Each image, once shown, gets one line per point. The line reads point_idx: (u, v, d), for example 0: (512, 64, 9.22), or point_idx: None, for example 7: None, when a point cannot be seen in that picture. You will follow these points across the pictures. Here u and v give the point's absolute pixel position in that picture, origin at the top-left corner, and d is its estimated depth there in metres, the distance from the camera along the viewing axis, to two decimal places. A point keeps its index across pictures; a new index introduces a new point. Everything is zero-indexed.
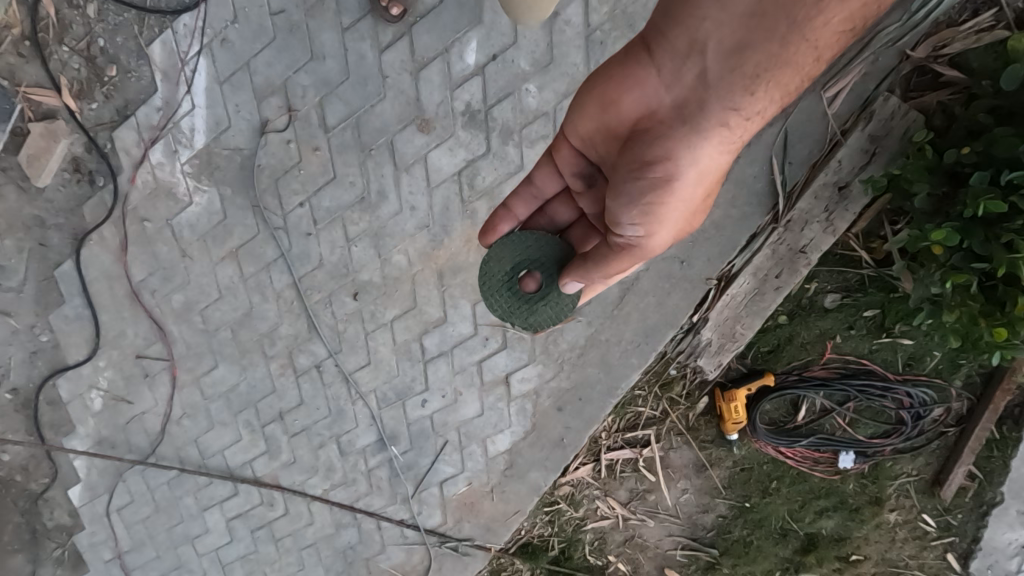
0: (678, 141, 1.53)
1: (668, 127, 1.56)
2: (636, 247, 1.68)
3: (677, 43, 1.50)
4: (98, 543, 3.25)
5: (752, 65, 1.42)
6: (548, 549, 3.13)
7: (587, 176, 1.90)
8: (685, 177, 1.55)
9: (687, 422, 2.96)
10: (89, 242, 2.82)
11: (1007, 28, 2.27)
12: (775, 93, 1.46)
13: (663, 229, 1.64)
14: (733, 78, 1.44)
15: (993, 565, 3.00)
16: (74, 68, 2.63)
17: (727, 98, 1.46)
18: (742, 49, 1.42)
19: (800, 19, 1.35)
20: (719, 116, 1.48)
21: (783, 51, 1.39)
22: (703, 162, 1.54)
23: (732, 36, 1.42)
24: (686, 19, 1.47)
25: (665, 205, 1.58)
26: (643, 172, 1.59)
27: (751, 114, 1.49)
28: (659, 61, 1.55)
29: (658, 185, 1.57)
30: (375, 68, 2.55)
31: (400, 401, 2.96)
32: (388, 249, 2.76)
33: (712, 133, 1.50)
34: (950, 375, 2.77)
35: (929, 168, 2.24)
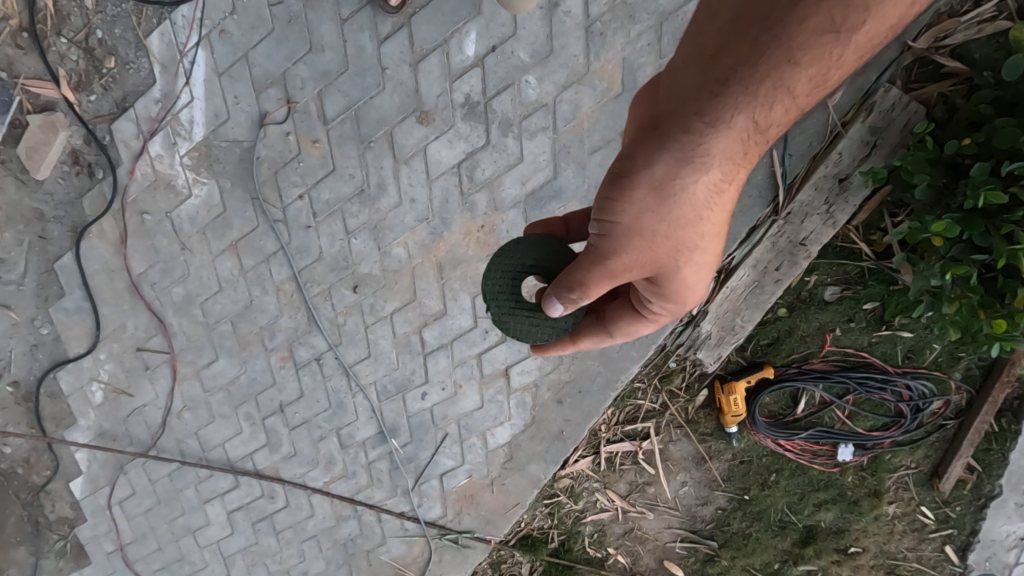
0: (643, 145, 1.42)
1: (641, 135, 1.46)
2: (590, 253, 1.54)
3: (667, 62, 1.45)
4: (99, 535, 3.26)
5: (723, 68, 1.27)
6: (548, 541, 3.14)
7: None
8: (642, 182, 1.41)
9: (686, 415, 2.96)
10: (89, 235, 2.82)
11: (1009, 18, 2.26)
12: (745, 98, 1.27)
13: (617, 237, 1.49)
14: (702, 86, 1.31)
15: (991, 558, 3.01)
16: (73, 60, 2.63)
17: (692, 101, 1.33)
18: (715, 56, 1.29)
19: (773, 18, 1.20)
20: (685, 123, 1.34)
21: (753, 51, 1.23)
22: (661, 168, 1.39)
23: (707, 44, 1.31)
24: (674, 45, 1.45)
25: (619, 207, 1.45)
26: (607, 175, 1.49)
27: (718, 122, 1.31)
28: (653, 84, 1.51)
29: (616, 189, 1.45)
30: (374, 59, 2.54)
31: (400, 394, 2.97)
32: (388, 242, 2.76)
33: (672, 137, 1.37)
34: (949, 368, 2.77)
35: (930, 160, 2.23)
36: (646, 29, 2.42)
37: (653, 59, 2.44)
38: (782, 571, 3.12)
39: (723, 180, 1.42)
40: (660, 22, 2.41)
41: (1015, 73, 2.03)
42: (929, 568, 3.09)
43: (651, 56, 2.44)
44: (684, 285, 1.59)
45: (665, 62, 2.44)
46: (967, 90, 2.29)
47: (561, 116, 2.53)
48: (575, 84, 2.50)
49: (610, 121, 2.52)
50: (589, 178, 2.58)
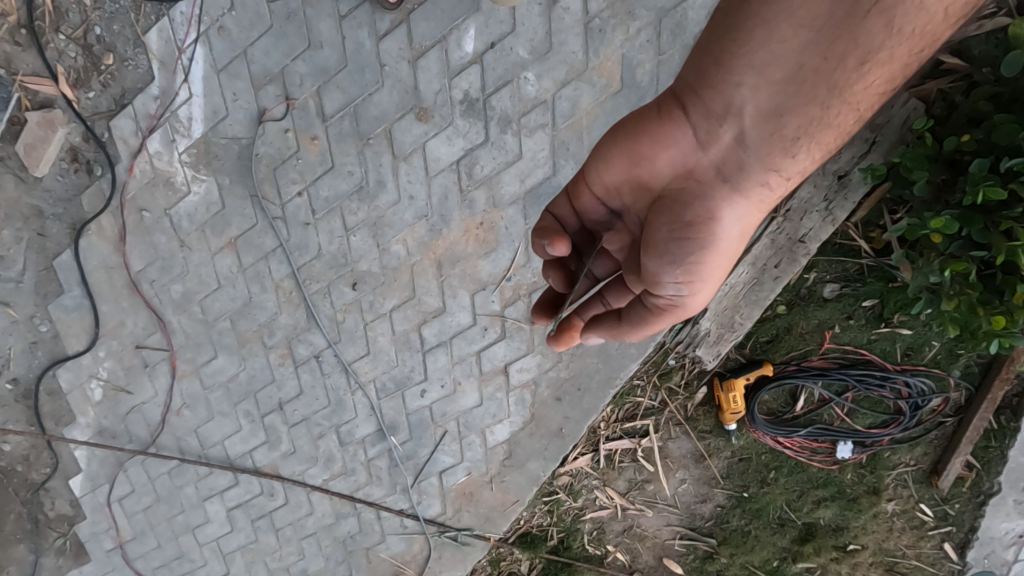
0: (719, 202, 1.48)
1: (708, 187, 1.48)
2: (678, 306, 1.63)
3: (714, 104, 1.40)
4: (99, 533, 3.26)
5: (793, 130, 1.34)
6: (548, 539, 3.14)
7: (606, 223, 1.73)
8: (727, 236, 1.52)
9: (686, 412, 2.96)
10: (88, 232, 2.81)
11: (1008, 15, 2.22)
12: (816, 153, 1.39)
13: (704, 286, 1.59)
14: (774, 145, 1.37)
15: (990, 555, 3.01)
16: (71, 57, 2.62)
17: (767, 161, 1.40)
18: (782, 115, 1.33)
19: (843, 84, 1.25)
20: (761, 178, 1.43)
21: (825, 111, 1.30)
22: (744, 222, 1.50)
23: (769, 102, 1.32)
24: (720, 82, 1.37)
25: (707, 264, 1.54)
26: (684, 234, 1.51)
27: (792, 173, 1.43)
28: (695, 120, 1.45)
29: (701, 246, 1.51)
30: (373, 56, 2.54)
31: (399, 391, 2.97)
32: (387, 239, 2.75)
33: (752, 194, 1.46)
34: (949, 365, 2.77)
35: (929, 156, 2.22)
36: (646, 26, 2.41)
37: (652, 55, 2.44)
38: (781, 568, 3.12)
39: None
40: (660, 19, 2.41)
41: (1014, 69, 2.02)
42: (928, 566, 3.09)
43: (650, 52, 2.43)
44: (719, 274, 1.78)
45: (664, 59, 2.44)
46: (966, 86, 2.28)
47: (560, 112, 2.53)
48: (574, 81, 2.49)
49: (609, 118, 2.51)
50: None
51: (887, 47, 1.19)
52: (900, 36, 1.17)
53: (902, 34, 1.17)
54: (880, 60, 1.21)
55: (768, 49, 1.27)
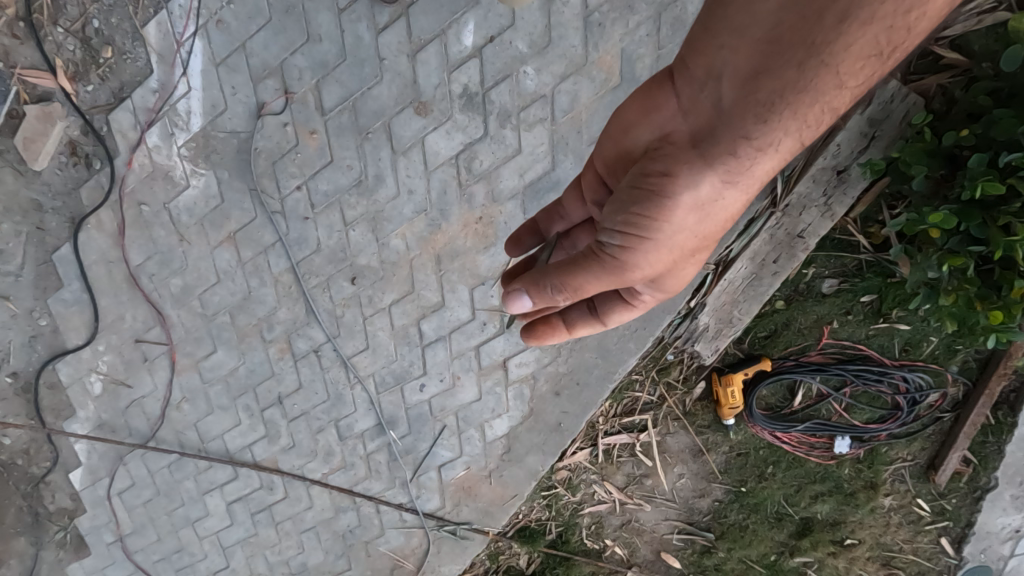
0: (682, 162, 1.43)
1: (677, 151, 1.45)
2: (613, 262, 1.52)
3: (697, 68, 1.41)
4: (99, 526, 3.28)
5: (765, 93, 1.25)
6: (546, 533, 3.16)
7: (607, 206, 1.82)
8: (681, 199, 1.43)
9: (684, 407, 2.97)
10: (87, 226, 2.81)
11: (1009, 9, 2.23)
12: (791, 126, 1.28)
13: (647, 247, 1.49)
14: (744, 108, 1.30)
15: (986, 550, 3.03)
16: (69, 49, 2.62)
17: (735, 125, 1.33)
18: (753, 76, 1.27)
19: (818, 43, 1.15)
20: (727, 143, 1.35)
21: (798, 77, 1.20)
22: (705, 192, 1.42)
23: (744, 63, 1.28)
24: (704, 45, 1.38)
25: (656, 220, 1.46)
26: (639, 185, 1.49)
27: (763, 145, 1.33)
28: (679, 87, 1.47)
29: (652, 202, 1.46)
30: (372, 49, 2.53)
31: (398, 385, 2.97)
32: (386, 233, 2.75)
33: (717, 163, 1.38)
34: (946, 361, 2.78)
35: (928, 151, 2.22)
36: (645, 20, 2.41)
37: (651, 50, 2.43)
38: (778, 563, 3.14)
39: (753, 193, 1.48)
40: (659, 13, 2.40)
41: (1014, 63, 2.00)
42: (925, 560, 3.10)
43: (649, 47, 2.43)
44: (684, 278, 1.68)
45: (663, 54, 2.43)
46: (966, 81, 2.28)
47: (559, 107, 2.53)
48: (574, 75, 2.49)
49: (608, 112, 2.51)
50: None
51: (868, 5, 1.08)
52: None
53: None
54: (858, 18, 1.10)
55: (748, 8, 1.25)
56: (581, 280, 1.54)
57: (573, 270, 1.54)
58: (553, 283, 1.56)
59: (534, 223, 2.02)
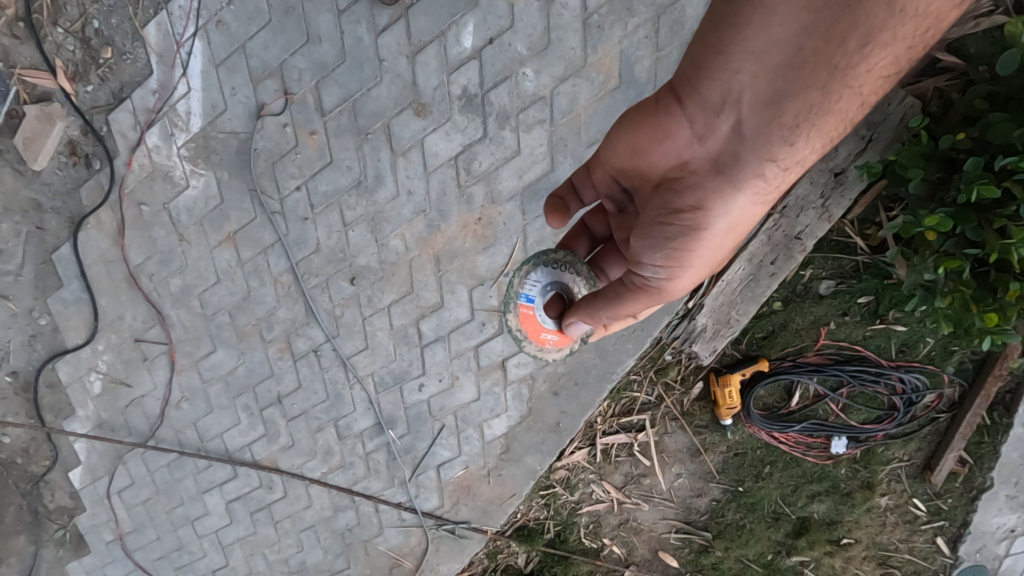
0: (711, 193, 1.45)
1: (701, 178, 1.46)
2: (658, 289, 1.62)
3: (709, 94, 1.37)
4: (99, 525, 3.28)
5: (793, 116, 1.29)
6: (544, 532, 3.17)
7: (620, 203, 1.82)
8: (715, 229, 1.48)
9: (682, 407, 2.99)
10: (86, 225, 2.81)
11: (1005, 13, 2.24)
12: (817, 140, 1.34)
13: (688, 273, 1.58)
14: (771, 133, 1.32)
15: (982, 549, 3.05)
16: (69, 50, 2.62)
17: (763, 150, 1.35)
18: (780, 101, 1.29)
19: (844, 66, 1.23)
20: (755, 168, 1.38)
21: (824, 100, 1.27)
22: (737, 214, 1.46)
23: (767, 88, 1.29)
24: (718, 70, 1.34)
25: (694, 250, 1.53)
26: (672, 221, 1.52)
27: (792, 164, 1.37)
28: (690, 112, 1.43)
29: (687, 234, 1.50)
30: (371, 50, 2.54)
31: (397, 385, 2.98)
32: (385, 234, 2.76)
33: (747, 186, 1.41)
34: (942, 362, 2.80)
35: (925, 154, 2.24)
36: (644, 23, 2.42)
37: (650, 52, 2.44)
38: (775, 562, 3.15)
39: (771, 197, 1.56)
40: (659, 15, 2.41)
41: (1009, 68, 2.02)
42: (921, 560, 3.12)
43: (648, 49, 2.44)
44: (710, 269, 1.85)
45: (662, 56, 2.44)
46: (963, 84, 2.29)
47: (558, 109, 2.54)
48: (573, 77, 2.50)
49: (608, 114, 2.52)
50: None
51: (889, 28, 1.18)
52: (903, 16, 1.17)
53: (905, 14, 1.17)
54: (881, 40, 1.20)
55: (766, 32, 1.26)
56: (630, 307, 1.68)
57: (624, 301, 1.67)
58: (605, 313, 1.73)
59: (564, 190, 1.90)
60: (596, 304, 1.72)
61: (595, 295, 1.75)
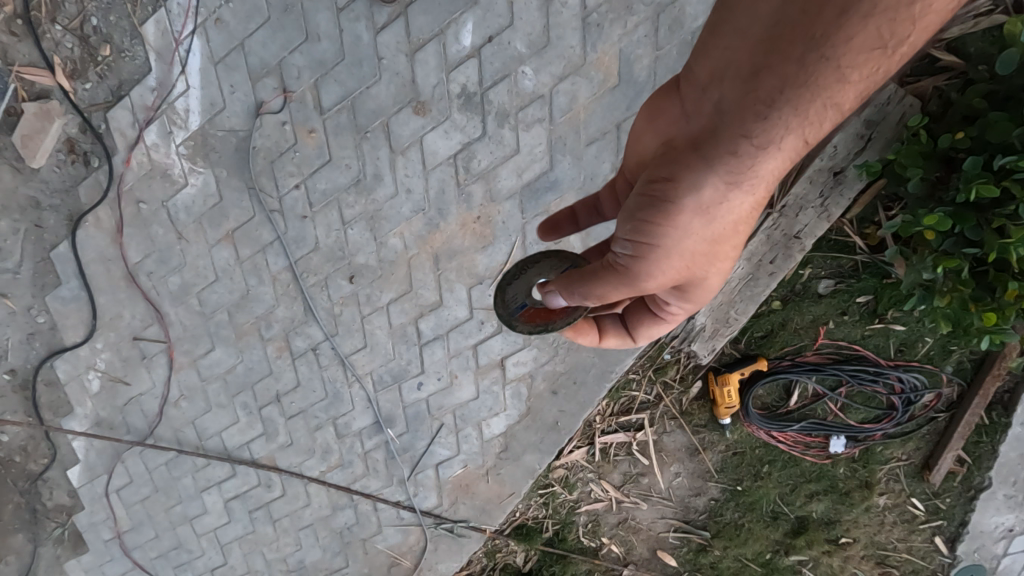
0: (684, 166, 1.41)
1: (680, 153, 1.44)
2: (626, 269, 1.55)
3: (700, 73, 1.41)
4: (97, 523, 3.28)
5: (766, 88, 1.25)
6: (543, 531, 3.17)
7: None
8: (684, 203, 1.42)
9: (681, 406, 2.99)
10: (85, 223, 2.81)
11: (1005, 12, 2.23)
12: (794, 119, 1.25)
13: (656, 254, 1.50)
14: (745, 105, 1.29)
15: (980, 549, 3.05)
16: (68, 47, 2.62)
17: (736, 123, 1.31)
18: (754, 74, 1.26)
19: (820, 35, 1.16)
20: (728, 141, 1.34)
21: (798, 72, 1.20)
22: (707, 191, 1.39)
23: (747, 62, 1.29)
24: (709, 51, 1.39)
25: (662, 227, 1.46)
26: (644, 193, 1.49)
27: (765, 141, 1.30)
28: (685, 94, 1.47)
29: (656, 207, 1.46)
30: (370, 49, 2.54)
31: (396, 384, 2.98)
32: (384, 232, 2.76)
33: (716, 159, 1.36)
34: (941, 361, 2.80)
35: (924, 154, 2.24)
36: (643, 21, 2.41)
37: (650, 50, 2.44)
38: (773, 561, 3.16)
39: (762, 194, 1.44)
40: (658, 13, 2.40)
41: (1009, 67, 2.02)
42: (919, 559, 3.12)
43: (647, 48, 2.44)
44: (708, 291, 1.68)
45: (661, 54, 2.44)
46: (962, 84, 2.29)
47: (557, 107, 2.53)
48: (572, 75, 2.49)
49: (607, 112, 2.52)
50: (585, 170, 2.59)
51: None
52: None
53: None
54: (858, 8, 1.11)
55: (751, 10, 1.28)
56: (599, 288, 1.60)
57: (593, 279, 1.60)
58: (576, 291, 1.65)
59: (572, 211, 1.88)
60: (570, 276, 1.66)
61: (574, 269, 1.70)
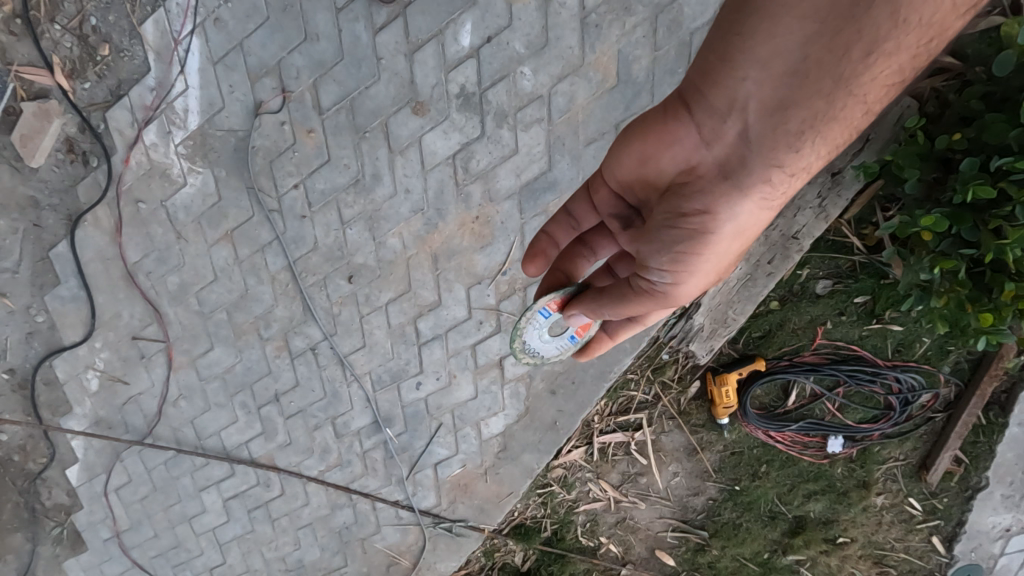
0: (718, 198, 1.43)
1: (707, 184, 1.45)
2: (663, 293, 1.62)
3: (716, 100, 1.37)
4: (96, 522, 3.29)
5: (798, 123, 1.28)
6: (541, 531, 3.18)
7: (625, 217, 1.82)
8: (723, 232, 1.47)
9: (679, 406, 2.99)
10: (84, 223, 2.81)
11: (1002, 13, 2.24)
12: (823, 148, 1.32)
13: (694, 279, 1.57)
14: (777, 139, 1.31)
15: (977, 549, 3.06)
16: (66, 47, 2.62)
17: (769, 156, 1.34)
18: (785, 109, 1.28)
19: (849, 74, 1.20)
20: (762, 174, 1.37)
21: (829, 109, 1.25)
22: (743, 219, 1.45)
23: (773, 95, 1.28)
24: (724, 78, 1.34)
25: (699, 255, 1.51)
26: (678, 225, 1.51)
27: (797, 170, 1.35)
28: (697, 117, 1.42)
29: (692, 237, 1.49)
30: (369, 49, 2.54)
31: (394, 383, 2.98)
32: (383, 232, 2.76)
33: (753, 191, 1.39)
34: (938, 361, 2.81)
35: (921, 155, 2.24)
36: (642, 22, 2.42)
37: (648, 51, 2.44)
38: (771, 561, 3.17)
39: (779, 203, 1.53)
40: (657, 14, 2.41)
41: (1006, 69, 2.02)
42: (916, 559, 3.13)
43: (646, 48, 2.44)
44: None
45: (659, 55, 2.44)
46: (959, 85, 2.29)
47: (556, 107, 2.54)
48: (570, 76, 2.50)
49: (605, 113, 2.53)
50: (584, 170, 2.59)
51: (895, 38, 1.15)
52: (907, 27, 1.14)
53: (909, 25, 1.13)
54: (887, 50, 1.17)
55: (772, 40, 1.24)
56: (634, 308, 1.71)
57: (626, 301, 1.71)
58: (609, 311, 1.78)
59: (546, 232, 1.96)
60: (601, 299, 1.77)
61: (601, 291, 1.80)
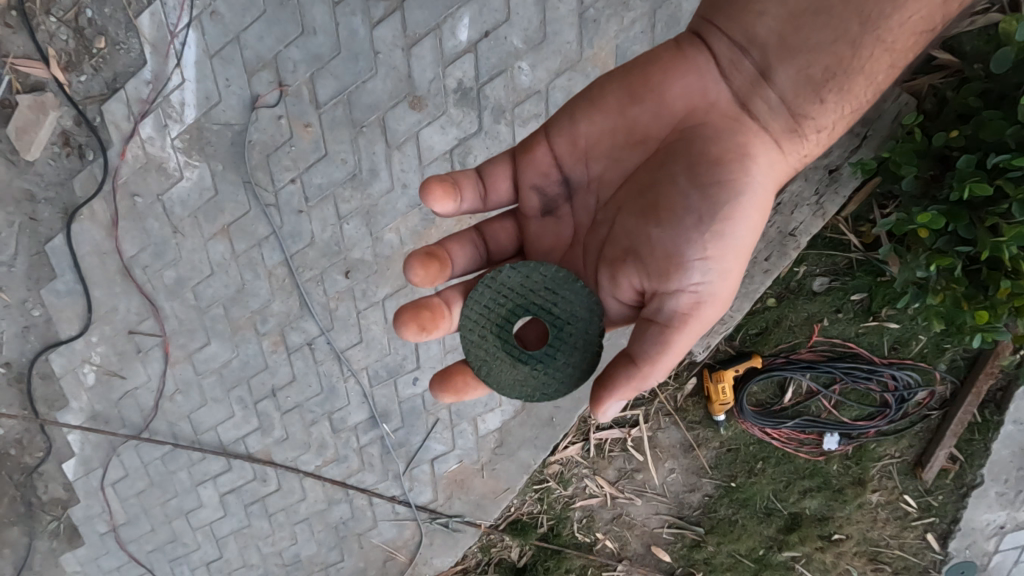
0: (745, 134, 1.50)
1: (729, 123, 1.51)
2: (699, 295, 1.37)
3: (738, 38, 1.56)
4: (93, 516, 3.29)
5: (818, 68, 1.52)
6: (537, 526, 3.17)
7: (551, 201, 1.64)
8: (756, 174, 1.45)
9: (675, 403, 3.00)
10: (80, 216, 2.81)
11: (1001, 11, 2.24)
12: (834, 99, 1.55)
13: (730, 256, 1.40)
14: (799, 81, 1.52)
15: (971, 546, 3.07)
16: (62, 39, 2.61)
17: (789, 93, 1.53)
18: (806, 49, 1.51)
19: (868, 23, 1.47)
20: (782, 114, 1.53)
21: (848, 52, 1.49)
22: (767, 164, 1.49)
23: (793, 33, 1.51)
24: (744, 18, 1.55)
25: (734, 215, 1.39)
26: (707, 179, 1.40)
27: (811, 120, 1.56)
28: (715, 55, 1.57)
29: (726, 191, 1.40)
30: (367, 43, 2.53)
31: (391, 378, 2.98)
32: (380, 227, 2.75)
33: (774, 131, 1.53)
34: (935, 359, 2.81)
35: (918, 151, 2.25)
36: (640, 17, 2.41)
37: (647, 46, 2.43)
38: (766, 557, 3.17)
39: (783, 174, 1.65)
40: (655, 9, 2.40)
41: (1003, 66, 2.03)
42: (911, 555, 3.14)
43: (645, 43, 2.43)
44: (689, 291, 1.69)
45: None
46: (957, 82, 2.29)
47: (554, 103, 2.52)
48: (568, 71, 2.49)
49: None
50: None
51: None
52: None
53: None
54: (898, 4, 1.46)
55: None
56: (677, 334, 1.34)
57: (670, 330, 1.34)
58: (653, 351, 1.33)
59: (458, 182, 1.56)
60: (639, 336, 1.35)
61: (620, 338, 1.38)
